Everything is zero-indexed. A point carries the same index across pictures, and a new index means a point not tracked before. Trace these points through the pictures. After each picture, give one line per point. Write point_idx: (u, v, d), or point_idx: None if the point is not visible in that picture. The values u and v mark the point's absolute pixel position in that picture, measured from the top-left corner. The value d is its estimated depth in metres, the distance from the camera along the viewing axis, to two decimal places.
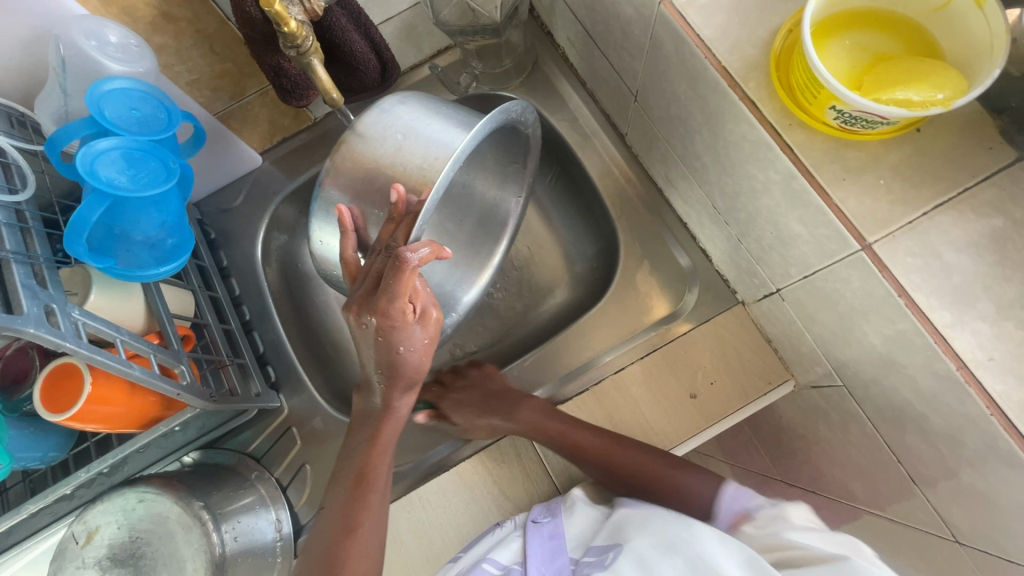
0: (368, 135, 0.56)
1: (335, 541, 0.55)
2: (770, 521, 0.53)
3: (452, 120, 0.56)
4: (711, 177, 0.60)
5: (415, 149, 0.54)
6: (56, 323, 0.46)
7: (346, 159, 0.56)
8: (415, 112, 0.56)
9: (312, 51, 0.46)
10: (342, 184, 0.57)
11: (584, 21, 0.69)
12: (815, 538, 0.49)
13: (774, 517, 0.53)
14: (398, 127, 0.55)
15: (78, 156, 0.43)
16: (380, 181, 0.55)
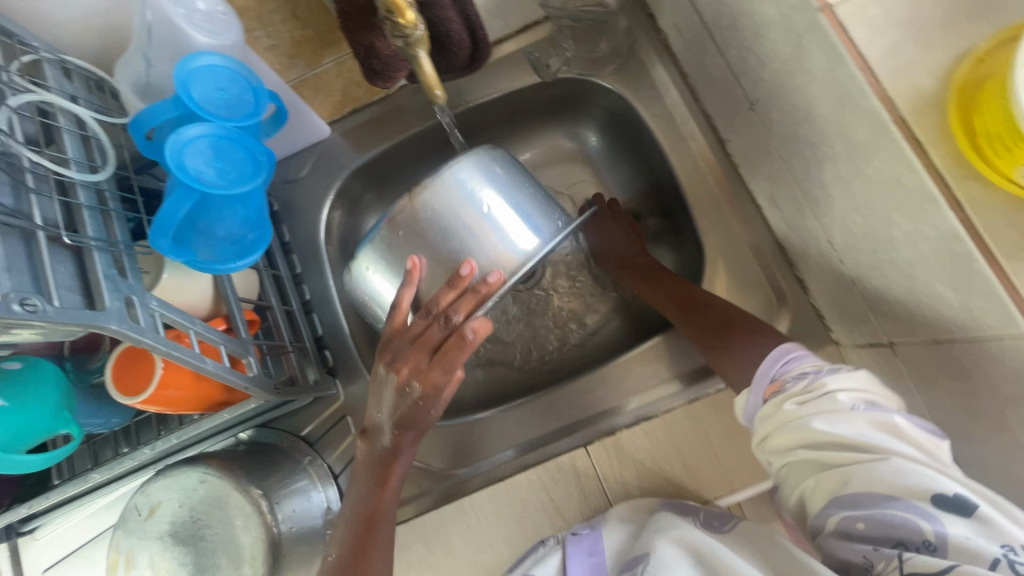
0: (438, 188, 0.50)
1: None
2: (807, 396, 0.48)
3: (524, 199, 0.54)
4: (833, 211, 0.53)
5: (495, 234, 0.52)
6: (135, 316, 0.44)
7: (418, 208, 0.50)
8: (500, 187, 0.53)
9: (420, 42, 0.41)
10: (402, 232, 0.51)
11: (704, 12, 0.61)
12: (852, 426, 0.45)
13: (812, 391, 0.48)
14: (472, 194, 0.51)
15: (166, 145, 0.40)
16: (445, 242, 0.52)
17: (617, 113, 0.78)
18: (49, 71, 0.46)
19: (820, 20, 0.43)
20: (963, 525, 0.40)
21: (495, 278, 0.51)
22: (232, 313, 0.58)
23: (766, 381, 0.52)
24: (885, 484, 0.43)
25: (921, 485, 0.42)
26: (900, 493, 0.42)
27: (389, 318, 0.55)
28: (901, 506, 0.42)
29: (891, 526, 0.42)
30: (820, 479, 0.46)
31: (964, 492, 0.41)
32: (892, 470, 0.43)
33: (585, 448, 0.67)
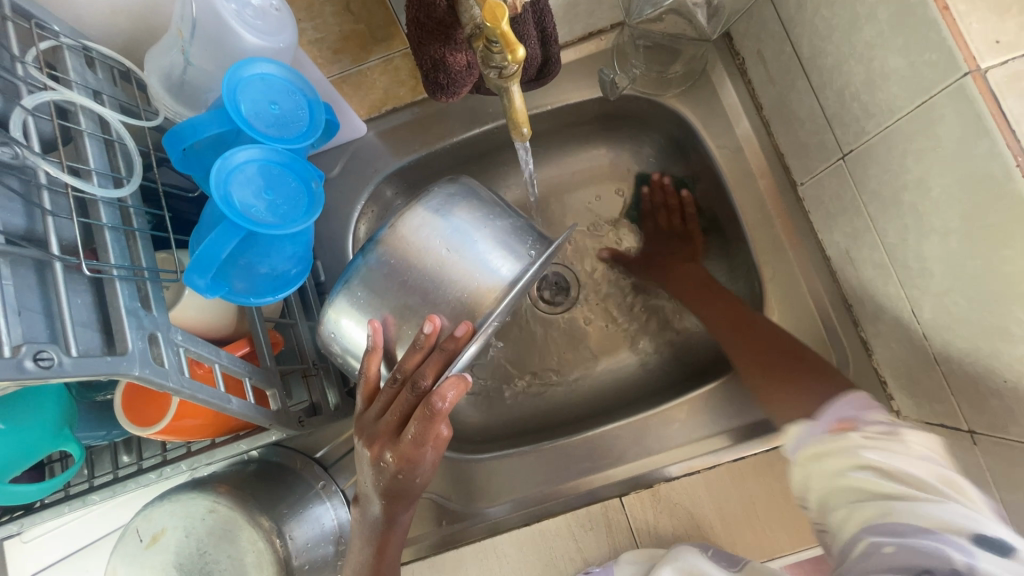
0: (409, 238, 0.48)
1: None
2: (878, 437, 0.47)
3: (501, 238, 0.50)
4: (931, 284, 0.48)
5: (465, 267, 0.48)
6: (159, 356, 0.38)
7: (381, 262, 0.48)
8: (471, 221, 0.50)
9: (514, 75, 0.35)
10: (371, 292, 0.49)
11: (801, 45, 0.54)
12: (923, 471, 0.44)
13: (885, 433, 0.47)
14: (441, 239, 0.48)
15: (212, 171, 0.34)
16: (411, 290, 0.48)
17: (679, 137, 0.72)
18: (70, 60, 0.39)
19: (967, 84, 0.39)
20: (999, 561, 0.38)
21: (462, 329, 0.46)
22: (256, 334, 0.52)
23: (834, 421, 0.50)
24: (919, 514, 0.42)
25: (952, 519, 0.41)
26: (936, 525, 0.41)
27: (361, 383, 0.50)
28: (931, 536, 0.41)
29: (919, 555, 0.40)
30: (860, 508, 0.45)
31: (992, 527, 0.40)
32: (928, 504, 0.42)
33: (619, 498, 0.63)
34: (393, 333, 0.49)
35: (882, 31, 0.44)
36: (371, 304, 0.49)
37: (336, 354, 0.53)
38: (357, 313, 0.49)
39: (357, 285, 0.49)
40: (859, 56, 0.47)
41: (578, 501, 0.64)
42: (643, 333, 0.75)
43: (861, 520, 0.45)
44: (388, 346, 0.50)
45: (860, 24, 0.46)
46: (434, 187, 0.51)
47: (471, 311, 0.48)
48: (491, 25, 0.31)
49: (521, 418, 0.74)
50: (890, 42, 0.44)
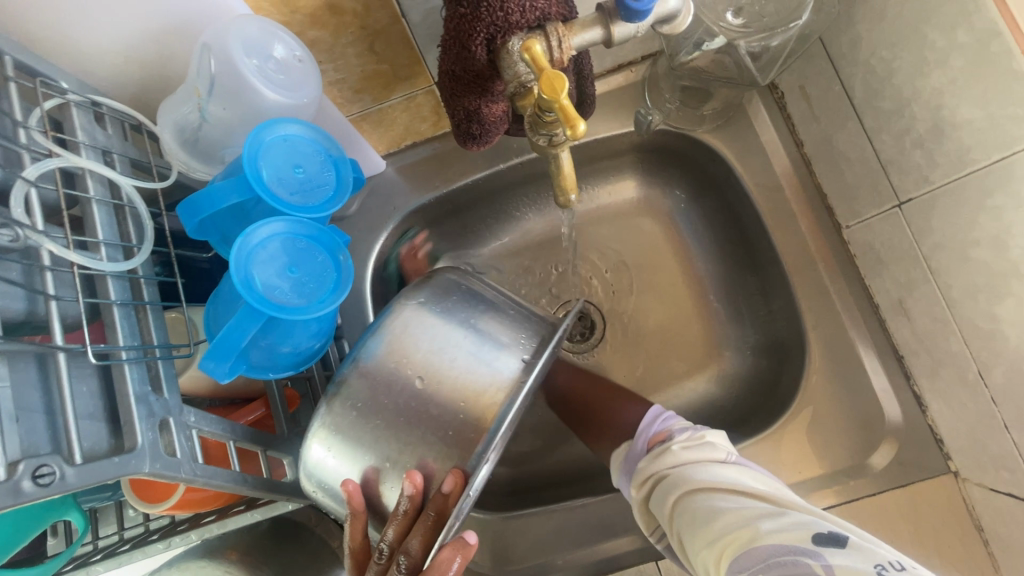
0: (387, 357, 0.41)
1: None
2: (691, 443, 0.50)
3: (491, 338, 0.43)
4: (1006, 347, 0.44)
5: (455, 381, 0.41)
6: (170, 446, 0.35)
7: (355, 390, 0.41)
8: (456, 325, 0.43)
9: (563, 142, 0.32)
10: (348, 424, 0.41)
11: (854, 85, 0.51)
12: (733, 475, 0.46)
13: (693, 439, 0.49)
14: (423, 353, 0.41)
15: (232, 249, 0.31)
16: (396, 418, 0.41)
17: (714, 173, 0.68)
18: (78, 118, 0.36)
19: None
20: (846, 556, 0.37)
21: (449, 484, 0.39)
22: (273, 397, 0.49)
23: (652, 433, 0.53)
24: (768, 530, 0.40)
25: (799, 529, 0.39)
26: (788, 537, 0.39)
27: (348, 545, 0.44)
28: (789, 551, 0.38)
29: (782, 569, 0.37)
30: (722, 539, 0.42)
31: (839, 529, 0.39)
32: (771, 519, 0.41)
33: (655, 562, 0.60)
34: (374, 485, 0.42)
35: (953, 78, 0.41)
36: (352, 438, 0.41)
37: (311, 490, 0.44)
38: (337, 447, 0.41)
39: (333, 418, 0.41)
40: (925, 103, 0.44)
41: (611, 564, 0.60)
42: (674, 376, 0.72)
43: (723, 549, 0.41)
44: (373, 503, 0.42)
45: (927, 69, 0.43)
46: (409, 294, 0.44)
47: (469, 437, 0.40)
48: (547, 98, 0.27)
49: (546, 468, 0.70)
50: (965, 91, 0.40)
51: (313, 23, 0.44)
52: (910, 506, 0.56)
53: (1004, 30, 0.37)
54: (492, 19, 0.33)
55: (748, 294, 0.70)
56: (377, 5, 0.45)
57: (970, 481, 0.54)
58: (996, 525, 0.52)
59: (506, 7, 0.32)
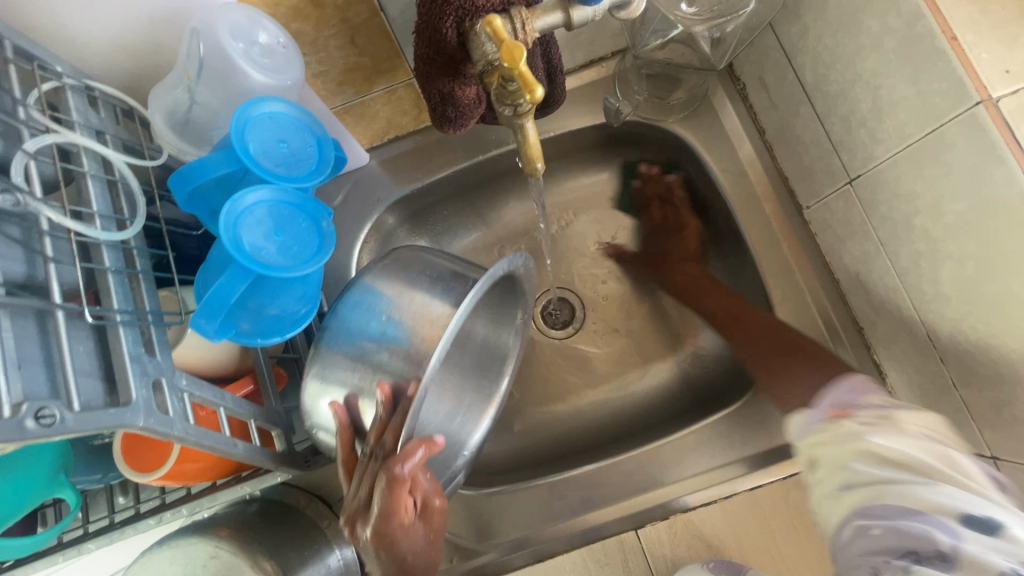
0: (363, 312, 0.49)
1: None
2: (875, 420, 0.47)
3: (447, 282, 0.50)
4: (948, 307, 0.48)
5: (418, 318, 0.48)
6: (164, 405, 0.37)
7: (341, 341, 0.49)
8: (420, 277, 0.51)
9: (527, 113, 0.35)
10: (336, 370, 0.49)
11: (805, 72, 0.55)
12: (914, 449, 0.44)
13: (880, 418, 0.47)
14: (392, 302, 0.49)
15: (221, 213, 0.33)
16: (372, 357, 0.48)
17: (683, 162, 0.71)
18: (73, 101, 0.39)
19: (979, 113, 0.38)
20: (989, 544, 0.39)
21: (412, 386, 0.45)
22: (260, 372, 0.51)
23: (831, 406, 0.50)
24: (915, 497, 0.42)
25: (944, 503, 0.41)
26: (929, 508, 0.41)
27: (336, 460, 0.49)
28: (919, 518, 0.41)
29: (903, 535, 0.41)
30: (851, 492, 0.45)
31: (999, 518, 0.40)
32: (926, 489, 0.42)
33: (636, 530, 0.61)
34: (355, 404, 0.48)
35: (887, 60, 0.44)
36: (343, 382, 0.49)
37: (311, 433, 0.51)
38: (329, 387, 0.49)
39: (325, 368, 0.49)
40: (864, 84, 0.48)
41: (592, 534, 0.62)
42: (652, 356, 0.75)
43: (851, 501, 0.45)
44: (358, 420, 0.49)
45: (865, 53, 0.46)
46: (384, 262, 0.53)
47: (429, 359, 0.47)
48: (508, 65, 0.30)
49: (531, 448, 0.72)
50: (897, 71, 0.44)
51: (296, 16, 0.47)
52: None
53: (926, 13, 0.40)
54: (460, 3, 0.36)
55: (718, 275, 0.73)
56: None
57: None
58: None
59: None
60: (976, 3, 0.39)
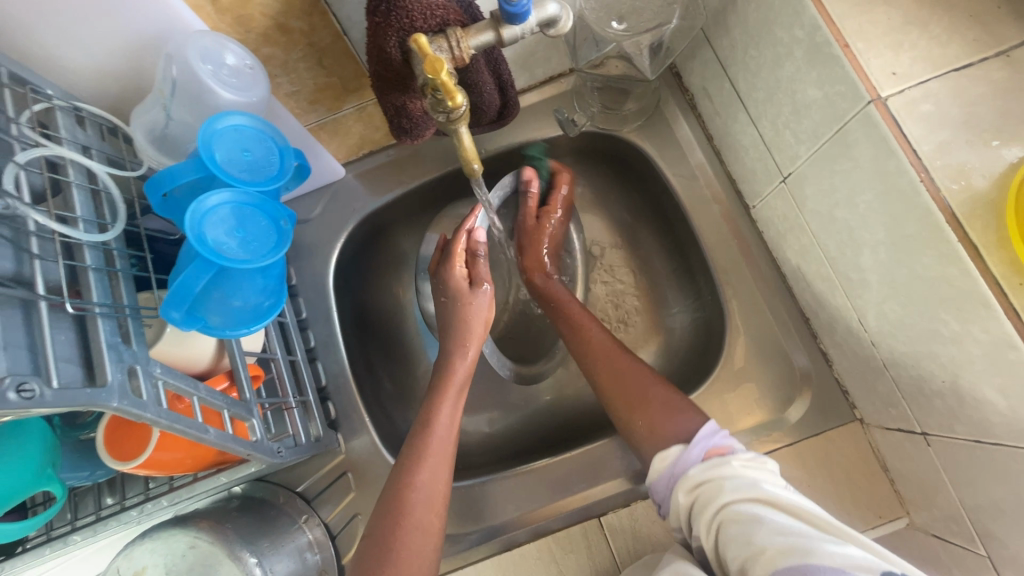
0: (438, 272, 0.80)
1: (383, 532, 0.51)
2: (749, 463, 0.51)
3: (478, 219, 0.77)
4: (869, 292, 0.51)
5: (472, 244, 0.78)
6: (138, 389, 0.40)
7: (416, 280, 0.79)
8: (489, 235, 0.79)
9: (462, 119, 0.41)
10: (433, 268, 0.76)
11: (738, 81, 0.59)
12: (799, 501, 0.47)
13: (753, 461, 0.51)
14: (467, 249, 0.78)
15: (187, 213, 0.37)
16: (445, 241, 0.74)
17: (638, 168, 0.76)
18: (61, 120, 0.43)
19: (871, 111, 0.43)
20: None
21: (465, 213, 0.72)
22: (236, 370, 0.53)
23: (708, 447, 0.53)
24: (829, 554, 0.41)
25: (867, 560, 0.40)
26: (850, 566, 0.40)
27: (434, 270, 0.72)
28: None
29: None
30: (770, 548, 0.43)
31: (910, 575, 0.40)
32: (835, 544, 0.42)
33: (598, 519, 0.64)
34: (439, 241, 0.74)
35: (799, 67, 0.49)
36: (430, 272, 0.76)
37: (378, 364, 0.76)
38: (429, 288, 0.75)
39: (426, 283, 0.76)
40: (784, 89, 0.52)
41: (559, 523, 0.65)
42: None
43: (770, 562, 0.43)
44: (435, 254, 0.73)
45: (782, 61, 0.51)
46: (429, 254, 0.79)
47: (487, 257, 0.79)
48: (432, 77, 0.35)
49: (501, 445, 0.75)
50: (808, 76, 0.48)
51: (266, 41, 0.51)
52: (823, 453, 0.62)
53: (822, 24, 0.44)
54: (400, 25, 0.41)
55: (677, 274, 0.77)
56: (321, 26, 0.53)
57: (872, 425, 0.61)
58: (895, 461, 0.59)
59: (411, 15, 0.40)
60: (866, 13, 0.43)
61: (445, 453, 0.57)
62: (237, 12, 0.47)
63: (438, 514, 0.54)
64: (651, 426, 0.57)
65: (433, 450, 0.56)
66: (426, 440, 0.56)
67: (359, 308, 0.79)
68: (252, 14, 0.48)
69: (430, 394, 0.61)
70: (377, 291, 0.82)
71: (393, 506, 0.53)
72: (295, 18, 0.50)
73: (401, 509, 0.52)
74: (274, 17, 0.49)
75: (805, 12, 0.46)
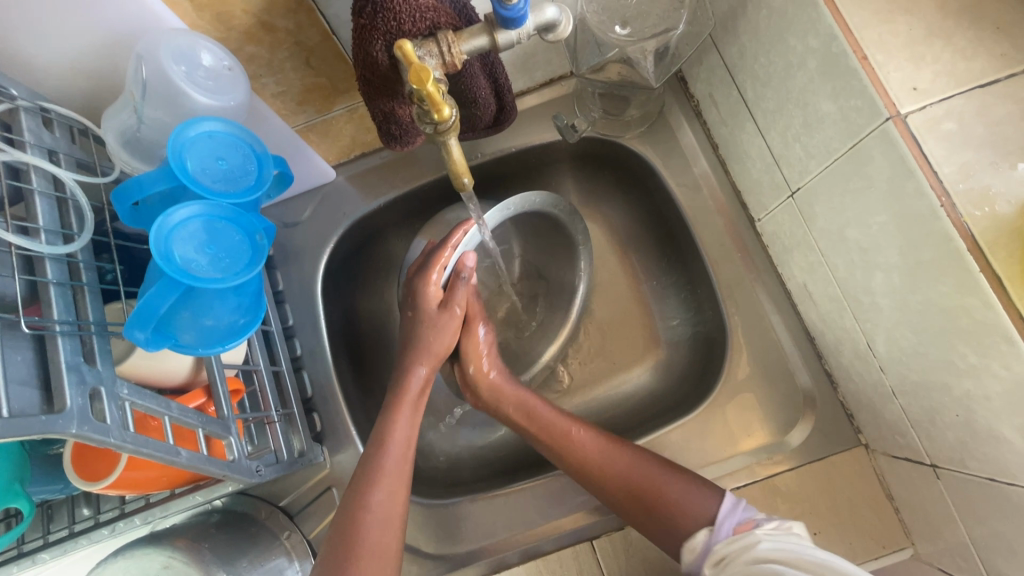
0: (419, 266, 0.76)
1: (337, 552, 0.49)
2: (773, 530, 0.49)
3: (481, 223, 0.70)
4: (880, 316, 0.49)
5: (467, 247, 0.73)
6: (101, 413, 0.38)
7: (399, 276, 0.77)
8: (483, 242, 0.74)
9: (450, 130, 0.37)
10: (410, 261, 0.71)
11: (746, 90, 0.57)
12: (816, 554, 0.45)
13: (776, 527, 0.49)
14: None
15: (152, 228, 0.35)
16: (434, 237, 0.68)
17: (640, 176, 0.73)
18: (26, 122, 0.41)
19: (889, 128, 0.40)
20: None
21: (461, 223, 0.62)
22: (214, 385, 0.50)
23: (735, 523, 0.51)
24: None
25: None
26: None
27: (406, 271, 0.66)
28: None
29: None
30: None
31: None
32: None
33: (590, 541, 0.61)
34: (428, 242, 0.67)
35: (812, 78, 0.46)
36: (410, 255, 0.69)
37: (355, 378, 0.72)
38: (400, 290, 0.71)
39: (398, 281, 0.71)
40: (795, 101, 0.49)
41: (548, 545, 0.63)
42: (613, 371, 0.76)
43: None
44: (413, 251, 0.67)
45: (794, 71, 0.48)
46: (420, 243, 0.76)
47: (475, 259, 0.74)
48: (417, 87, 0.32)
49: (492, 460, 0.73)
50: (821, 88, 0.46)
51: (249, 40, 0.48)
52: (826, 478, 0.59)
53: (839, 34, 0.42)
54: (387, 28, 0.38)
55: (677, 287, 0.74)
56: (308, 24, 0.50)
57: (877, 452, 0.58)
58: (901, 490, 0.56)
59: (399, 17, 0.38)
60: (887, 23, 0.41)
61: (401, 474, 0.54)
62: (216, 9, 0.44)
63: (396, 537, 0.51)
64: (674, 516, 0.53)
65: (390, 473, 0.53)
66: (384, 455, 0.54)
67: (349, 315, 0.76)
68: (233, 11, 0.45)
69: (387, 407, 0.58)
70: (368, 297, 0.80)
71: (347, 528, 0.50)
72: (280, 16, 0.48)
73: (359, 526, 0.50)
74: (257, 14, 0.46)
75: (820, 20, 0.43)
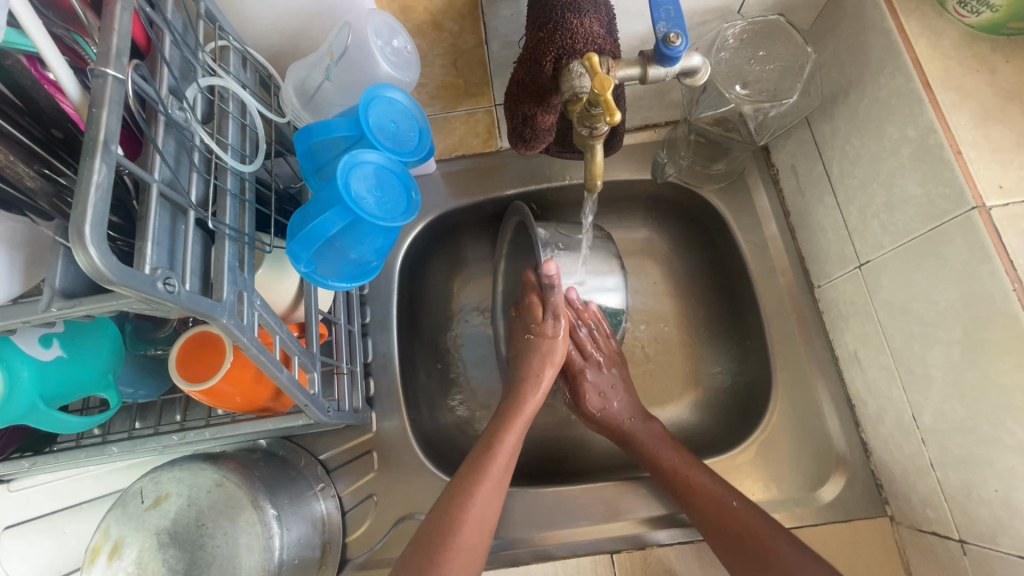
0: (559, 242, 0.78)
1: (436, 539, 0.54)
2: None
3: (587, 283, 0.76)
4: (931, 388, 0.52)
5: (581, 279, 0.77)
6: (241, 313, 0.42)
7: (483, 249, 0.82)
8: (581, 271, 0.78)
9: (598, 136, 0.47)
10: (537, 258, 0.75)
11: (832, 165, 0.63)
12: None
13: None
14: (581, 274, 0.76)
15: (340, 163, 0.41)
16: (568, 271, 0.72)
17: (711, 227, 0.79)
18: (232, 59, 0.47)
19: (974, 217, 0.45)
20: None
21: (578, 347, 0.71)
22: (310, 321, 0.55)
23: None
24: None
25: None
26: None
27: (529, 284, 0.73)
28: None
29: None
30: None
31: None
32: None
33: (610, 554, 0.64)
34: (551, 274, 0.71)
35: (903, 164, 0.52)
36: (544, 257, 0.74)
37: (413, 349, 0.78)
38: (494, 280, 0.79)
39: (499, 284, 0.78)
40: (881, 181, 0.55)
41: (568, 550, 0.64)
42: (652, 402, 0.79)
43: None
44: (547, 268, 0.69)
45: (885, 156, 0.54)
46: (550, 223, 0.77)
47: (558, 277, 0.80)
48: (598, 92, 0.40)
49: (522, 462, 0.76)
50: (910, 173, 0.51)
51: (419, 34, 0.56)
52: (850, 539, 0.61)
53: (938, 129, 0.48)
54: (563, 44, 0.45)
55: (726, 336, 0.78)
56: (468, 31, 0.58)
57: (903, 525, 0.60)
58: (922, 565, 0.58)
59: (575, 37, 0.45)
60: (981, 128, 0.47)
61: (499, 480, 0.60)
62: None
63: (480, 541, 0.56)
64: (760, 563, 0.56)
65: (492, 478, 0.59)
66: (490, 459, 0.61)
67: (415, 298, 0.81)
68: None
69: (500, 420, 0.65)
70: (434, 286, 0.84)
71: (449, 517, 0.56)
72: (450, 19, 0.56)
73: (457, 518, 0.56)
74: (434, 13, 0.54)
75: (922, 115, 0.49)
